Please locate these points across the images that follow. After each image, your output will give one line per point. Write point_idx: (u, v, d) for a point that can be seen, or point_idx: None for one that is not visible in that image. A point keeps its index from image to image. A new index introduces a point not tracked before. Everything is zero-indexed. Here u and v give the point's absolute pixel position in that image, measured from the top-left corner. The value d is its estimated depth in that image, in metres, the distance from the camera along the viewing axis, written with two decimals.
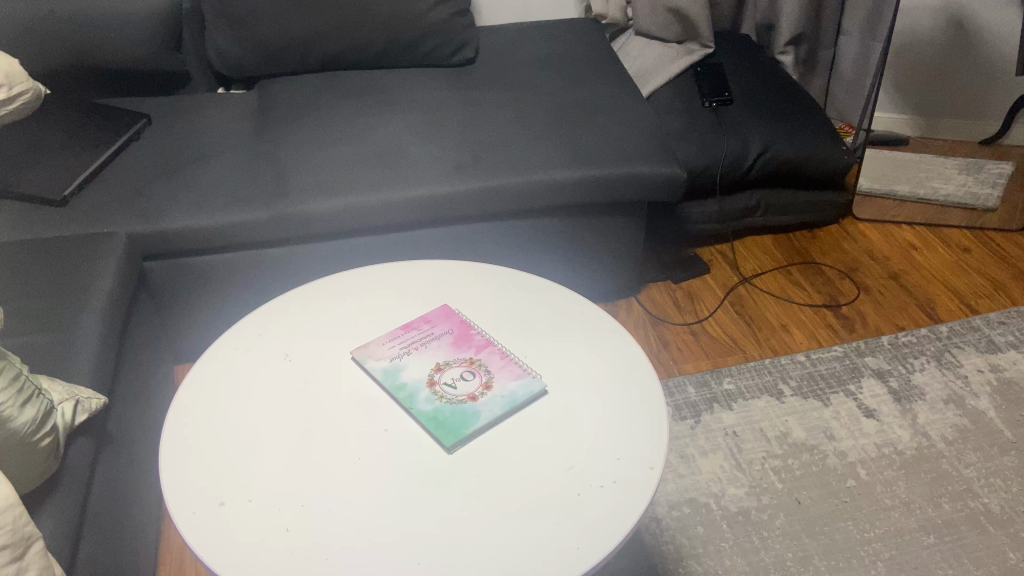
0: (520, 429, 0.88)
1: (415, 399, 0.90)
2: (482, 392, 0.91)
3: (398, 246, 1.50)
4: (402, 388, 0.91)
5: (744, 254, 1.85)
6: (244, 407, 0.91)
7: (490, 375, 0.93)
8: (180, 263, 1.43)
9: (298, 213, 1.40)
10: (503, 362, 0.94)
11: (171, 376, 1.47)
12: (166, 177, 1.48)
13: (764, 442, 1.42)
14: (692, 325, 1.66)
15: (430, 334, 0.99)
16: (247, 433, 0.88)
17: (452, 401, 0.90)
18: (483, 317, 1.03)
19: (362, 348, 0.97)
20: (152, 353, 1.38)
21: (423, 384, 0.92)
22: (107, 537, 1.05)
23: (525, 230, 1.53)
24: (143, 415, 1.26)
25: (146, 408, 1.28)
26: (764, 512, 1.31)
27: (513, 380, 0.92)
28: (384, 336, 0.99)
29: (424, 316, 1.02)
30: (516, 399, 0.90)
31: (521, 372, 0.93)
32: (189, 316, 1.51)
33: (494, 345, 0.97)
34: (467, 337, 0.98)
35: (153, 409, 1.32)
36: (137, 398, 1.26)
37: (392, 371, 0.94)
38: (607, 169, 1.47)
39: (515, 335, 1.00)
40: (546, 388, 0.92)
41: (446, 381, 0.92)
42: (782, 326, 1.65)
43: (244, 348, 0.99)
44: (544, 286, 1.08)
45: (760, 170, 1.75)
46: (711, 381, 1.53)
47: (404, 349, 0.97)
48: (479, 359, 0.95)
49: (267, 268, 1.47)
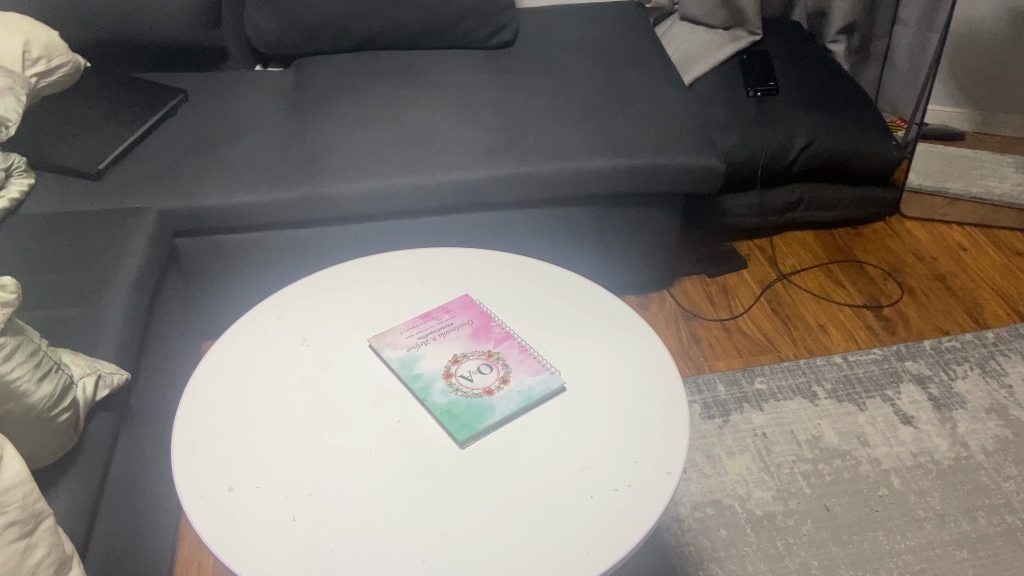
0: (535, 426, 0.86)
1: (430, 392, 0.88)
2: (499, 386, 0.89)
3: (428, 232, 1.49)
4: (418, 379, 0.90)
5: (784, 250, 1.79)
6: (258, 392, 0.90)
7: (508, 369, 0.91)
8: (211, 241, 1.43)
9: (328, 195, 1.39)
10: (521, 356, 0.92)
11: (198, 353, 1.47)
12: (199, 153, 1.48)
13: (794, 445, 1.38)
14: (725, 321, 1.62)
15: (450, 325, 0.97)
16: (260, 419, 0.87)
17: (466, 395, 0.88)
18: (505, 308, 1.00)
19: (379, 336, 0.95)
20: (180, 330, 1.39)
21: (440, 375, 0.90)
22: (125, 513, 1.05)
23: (557, 219, 1.50)
24: (169, 393, 1.27)
25: (171, 385, 1.29)
26: (791, 518, 1.28)
27: (531, 375, 0.90)
28: (403, 325, 0.97)
29: (444, 305, 1.00)
30: (532, 395, 0.87)
31: (540, 367, 0.91)
32: (217, 295, 1.51)
33: (513, 338, 0.95)
34: (487, 328, 0.96)
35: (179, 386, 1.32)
36: (164, 374, 1.27)
37: (409, 361, 0.92)
38: (643, 159, 1.43)
39: (536, 329, 0.97)
40: (564, 385, 0.90)
41: (462, 374, 0.90)
42: (819, 326, 1.60)
43: (262, 331, 0.98)
44: (569, 279, 1.05)
45: (804, 164, 1.69)
46: (742, 379, 1.49)
47: (422, 340, 0.95)
48: (497, 352, 0.93)
49: (296, 249, 1.47)
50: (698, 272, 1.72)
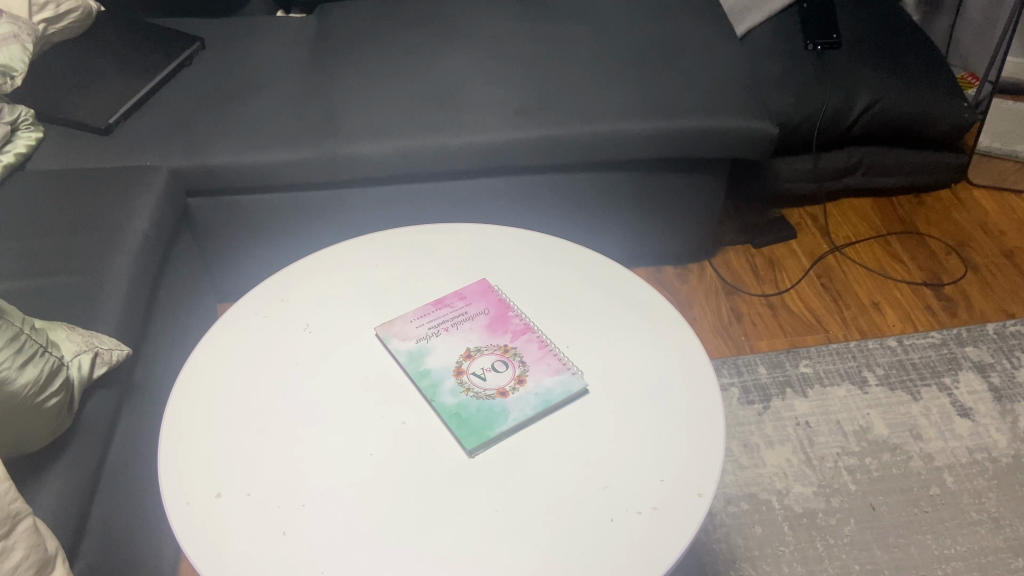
0: (552, 437, 0.77)
1: (438, 391, 0.80)
2: (513, 387, 0.80)
3: (455, 197, 1.39)
4: (426, 376, 0.82)
5: (838, 218, 1.66)
6: (253, 383, 0.83)
7: (525, 368, 0.82)
8: (225, 202, 1.36)
9: (345, 156, 1.30)
10: (539, 354, 0.83)
11: (212, 318, 1.41)
12: (213, 108, 1.40)
13: (840, 437, 1.29)
14: (770, 296, 1.51)
15: (463, 313, 0.88)
16: (255, 415, 0.80)
17: (478, 396, 0.80)
18: (525, 295, 0.91)
19: (387, 324, 0.87)
20: (191, 295, 1.32)
21: (450, 372, 0.82)
22: (127, 495, 1.00)
23: (592, 184, 1.40)
24: (177, 364, 1.22)
25: (179, 356, 1.23)
26: (832, 516, 1.19)
27: (549, 376, 0.81)
28: (415, 312, 0.89)
29: (459, 290, 0.91)
30: (550, 399, 0.79)
31: (559, 367, 0.82)
32: (233, 258, 1.44)
33: (533, 332, 0.86)
34: (504, 319, 0.87)
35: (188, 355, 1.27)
36: (172, 345, 1.21)
37: (417, 355, 0.84)
38: (686, 122, 1.31)
39: (558, 321, 0.88)
40: (586, 387, 0.81)
41: (474, 372, 0.82)
42: (872, 305, 1.49)
43: (262, 314, 0.90)
44: (597, 263, 0.95)
45: (864, 126, 1.55)
46: (786, 362, 1.39)
47: (434, 330, 0.86)
48: (514, 347, 0.84)
49: (314, 212, 1.39)
50: (743, 241, 1.60)
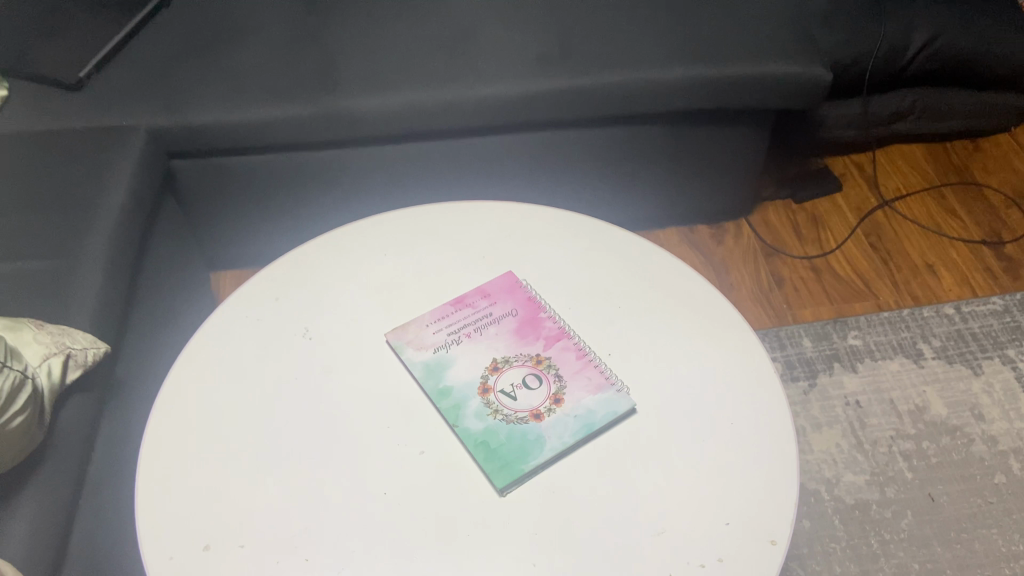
0: (596, 470, 0.66)
1: (461, 414, 0.69)
2: (549, 409, 0.69)
3: (468, 156, 1.25)
4: (447, 396, 0.70)
5: (886, 169, 1.52)
6: (246, 403, 0.71)
7: (561, 384, 0.70)
8: (214, 164, 1.21)
9: (345, 113, 1.15)
10: (577, 367, 0.72)
11: (204, 292, 1.29)
12: (196, 57, 1.25)
13: (894, 418, 1.17)
14: (813, 259, 1.38)
15: (487, 316, 0.76)
16: (248, 445, 0.68)
17: (507, 420, 0.68)
18: (559, 292, 0.79)
19: (399, 330, 0.75)
20: (179, 270, 1.19)
21: (474, 390, 0.70)
22: (109, 510, 0.90)
23: (620, 139, 1.26)
24: (166, 351, 1.11)
25: (167, 341, 1.11)
26: (887, 509, 1.09)
27: (590, 394, 0.69)
28: (431, 314, 0.77)
29: (482, 287, 0.79)
30: (592, 425, 0.67)
31: (602, 383, 0.70)
32: (224, 226, 1.30)
33: (569, 338, 0.74)
34: (535, 323, 0.75)
35: (178, 339, 1.15)
36: (158, 330, 1.09)
37: (435, 369, 0.72)
38: (728, 68, 1.16)
39: (598, 323, 0.76)
40: (635, 406, 0.69)
41: (502, 390, 0.70)
42: (926, 267, 1.36)
43: (255, 317, 0.78)
44: (641, 251, 0.83)
45: (921, 66, 1.39)
46: (833, 333, 1.27)
47: (454, 337, 0.74)
48: (548, 358, 0.72)
49: (312, 175, 1.24)
50: (783, 195, 1.47)
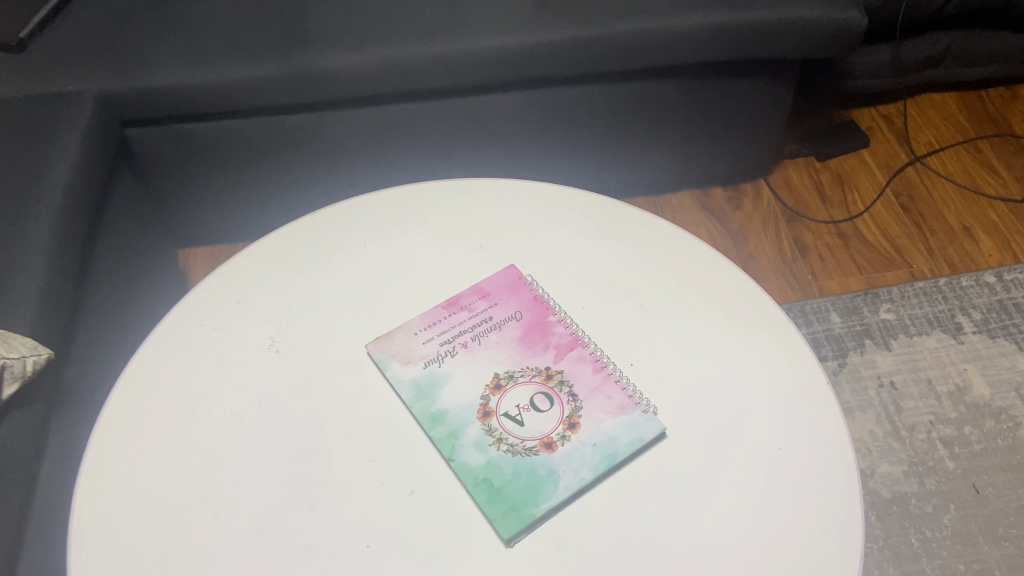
0: (621, 511, 0.55)
1: (457, 445, 0.58)
2: (562, 436, 0.58)
3: (459, 117, 1.11)
4: (441, 423, 0.59)
5: (916, 121, 1.40)
6: (202, 434, 0.60)
7: (576, 405, 0.60)
8: (173, 132, 1.07)
9: (320, 72, 1.01)
10: (593, 383, 0.61)
11: (168, 274, 1.16)
12: (152, 11, 1.10)
13: (932, 400, 1.06)
14: (838, 224, 1.27)
15: (487, 322, 0.65)
16: (203, 487, 0.57)
17: (513, 451, 0.57)
18: (571, 289, 0.68)
19: (384, 340, 0.64)
20: (136, 252, 1.06)
21: (472, 414, 0.59)
22: (53, 541, 0.78)
23: (629, 96, 1.13)
24: (126, 346, 0.99)
25: (121, 334, 0.99)
26: (928, 503, 0.98)
27: (610, 418, 0.59)
28: (420, 320, 0.65)
29: (480, 286, 0.68)
30: (615, 456, 0.57)
31: (625, 403, 0.60)
32: (187, 201, 1.16)
33: (582, 347, 0.64)
34: (543, 329, 0.65)
35: (136, 332, 1.02)
36: (108, 324, 0.96)
37: (426, 388, 0.61)
38: (751, 14, 1.03)
39: (618, 327, 0.66)
40: (664, 430, 0.58)
41: (506, 413, 0.59)
42: (963, 229, 1.25)
43: (212, 325, 0.66)
44: (663, 238, 0.71)
45: (959, 7, 1.25)
46: (863, 307, 1.15)
47: (448, 348, 0.63)
48: (559, 372, 0.62)
49: (285, 143, 1.11)
50: (804, 152, 1.36)
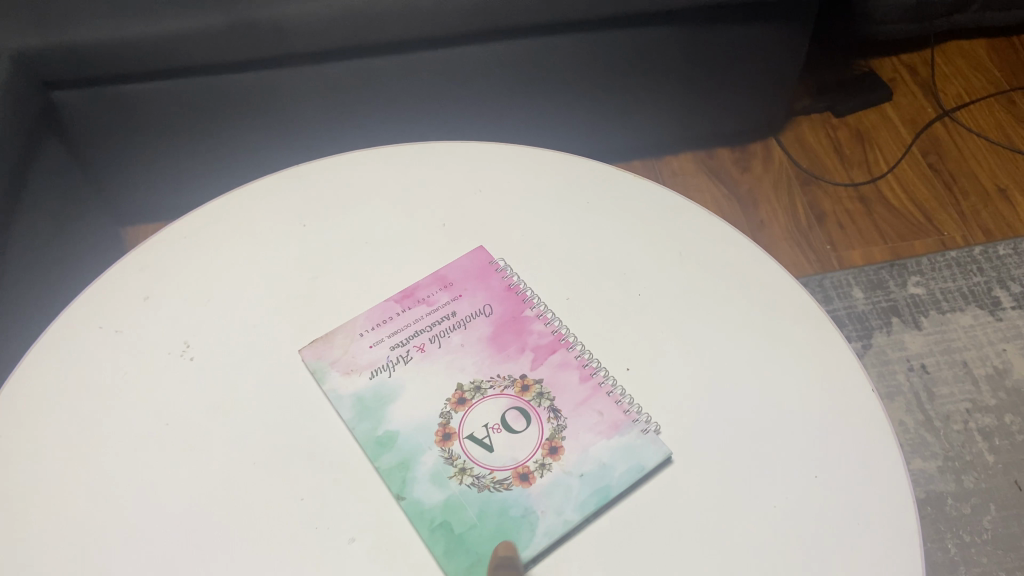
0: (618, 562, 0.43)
1: (409, 480, 0.46)
2: (541, 464, 0.46)
3: (432, 72, 0.98)
4: (389, 450, 0.47)
5: (943, 71, 1.27)
6: (91, 471, 0.47)
7: (558, 425, 0.48)
8: (105, 94, 0.92)
9: (268, 22, 0.86)
10: (580, 396, 0.49)
11: (101, 253, 1.02)
12: None
13: (968, 385, 0.94)
14: (859, 189, 1.14)
15: (450, 318, 0.53)
16: (88, 542, 0.45)
17: (480, 486, 0.45)
18: (553, 276, 0.56)
19: (323, 343, 0.52)
20: (59, 229, 0.92)
21: (429, 438, 0.47)
22: None
23: (626, 44, 0.99)
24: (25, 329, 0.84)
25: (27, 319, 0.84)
26: (966, 503, 0.86)
27: (602, 440, 0.47)
28: (368, 318, 0.53)
29: (441, 274, 0.56)
30: (607, 491, 0.45)
31: (620, 422, 0.48)
32: (129, 173, 1.03)
33: (567, 349, 0.52)
34: (518, 327, 0.53)
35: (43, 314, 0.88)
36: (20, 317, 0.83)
37: (372, 405, 0.49)
38: None
39: (610, 322, 0.53)
40: (670, 455, 0.47)
41: (471, 436, 0.47)
42: (998, 191, 1.12)
43: (113, 326, 0.53)
44: (663, 211, 0.59)
45: None
46: (889, 281, 1.03)
47: (400, 352, 0.51)
48: (537, 382, 0.50)
49: (233, 104, 0.97)
50: (820, 108, 1.22)
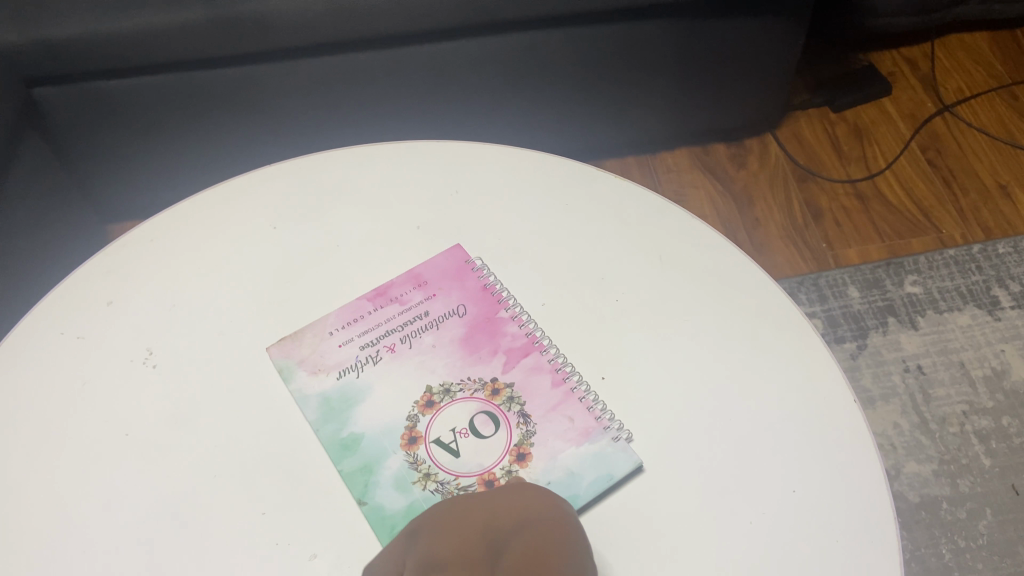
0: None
1: (372, 484, 0.45)
2: (507, 471, 0.45)
3: (418, 67, 0.96)
4: (352, 452, 0.46)
5: (944, 65, 1.24)
6: (43, 484, 0.46)
7: (527, 431, 0.47)
8: (86, 89, 0.90)
9: (249, 17, 0.84)
10: (552, 401, 0.48)
11: (82, 250, 1.01)
12: None
13: (965, 387, 0.92)
14: (856, 185, 1.12)
15: (423, 317, 0.52)
16: (37, 559, 0.43)
17: (444, 492, 0.45)
18: (531, 274, 0.55)
19: (292, 341, 0.51)
20: (39, 226, 0.90)
21: (394, 441, 0.47)
22: None
23: (618, 37, 0.97)
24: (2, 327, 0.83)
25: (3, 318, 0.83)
26: (962, 508, 0.84)
27: (572, 447, 0.46)
28: (339, 316, 0.52)
29: (416, 271, 0.55)
30: (574, 500, 0.44)
31: (590, 428, 0.47)
32: (114, 169, 1.01)
33: (540, 352, 0.50)
34: (491, 328, 0.51)
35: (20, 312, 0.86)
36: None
37: (338, 407, 0.48)
38: None
39: (586, 323, 0.52)
40: (642, 464, 0.46)
41: (437, 441, 0.47)
42: (998, 187, 1.10)
43: (74, 332, 0.52)
44: (645, 212, 0.57)
45: None
46: (885, 280, 1.01)
47: (370, 353, 0.50)
48: (508, 386, 0.49)
49: (217, 99, 0.95)
50: (817, 102, 1.20)
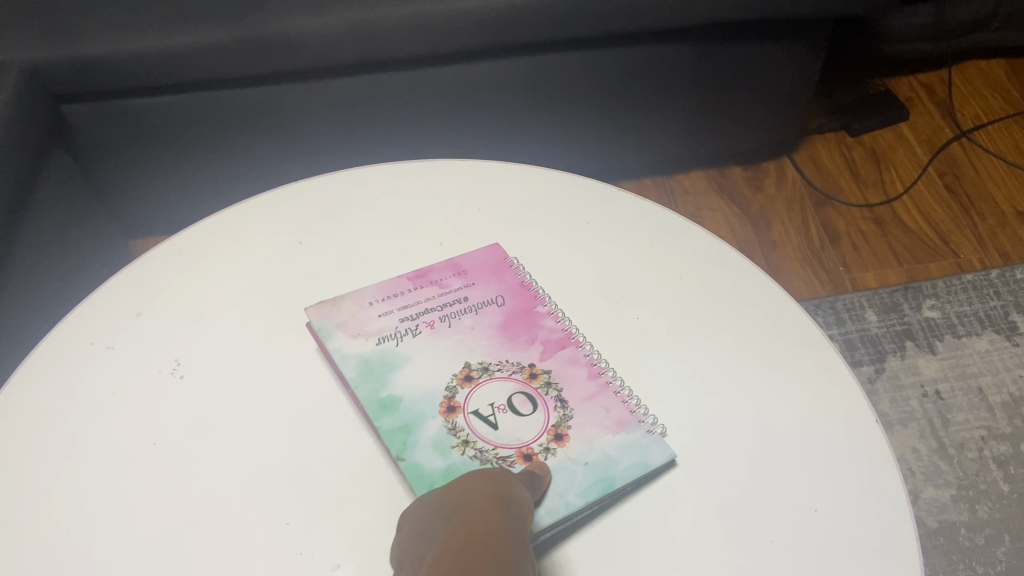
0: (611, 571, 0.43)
1: (411, 443, 0.46)
2: (545, 448, 0.46)
3: (441, 87, 0.97)
4: (392, 412, 0.48)
5: (962, 91, 1.25)
6: (70, 494, 0.46)
7: (565, 414, 0.48)
8: (114, 106, 0.92)
9: (274, 38, 0.86)
10: (588, 391, 0.49)
11: (105, 264, 1.02)
12: None
13: (984, 412, 0.92)
14: (873, 209, 1.12)
15: (462, 300, 0.53)
16: (64, 565, 0.43)
17: (482, 458, 0.46)
18: (561, 277, 0.56)
19: (331, 304, 0.53)
20: (64, 239, 0.92)
21: (433, 408, 0.48)
22: None
23: (637, 60, 0.98)
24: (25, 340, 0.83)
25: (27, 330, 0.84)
26: (981, 533, 0.83)
27: (607, 434, 0.47)
28: (380, 289, 0.54)
29: (456, 261, 0.56)
30: (610, 482, 0.45)
31: (625, 419, 0.47)
32: (139, 187, 1.03)
33: (576, 346, 0.51)
34: (529, 320, 0.53)
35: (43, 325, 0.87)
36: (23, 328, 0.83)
37: (378, 369, 0.50)
38: None
39: (614, 326, 0.53)
40: (675, 459, 0.46)
41: (476, 412, 0.48)
42: (1016, 213, 1.10)
43: (104, 344, 0.53)
44: (668, 229, 0.58)
45: None
46: (904, 304, 1.01)
47: (409, 325, 0.52)
48: (546, 372, 0.50)
49: (241, 117, 0.97)
50: (835, 126, 1.21)
